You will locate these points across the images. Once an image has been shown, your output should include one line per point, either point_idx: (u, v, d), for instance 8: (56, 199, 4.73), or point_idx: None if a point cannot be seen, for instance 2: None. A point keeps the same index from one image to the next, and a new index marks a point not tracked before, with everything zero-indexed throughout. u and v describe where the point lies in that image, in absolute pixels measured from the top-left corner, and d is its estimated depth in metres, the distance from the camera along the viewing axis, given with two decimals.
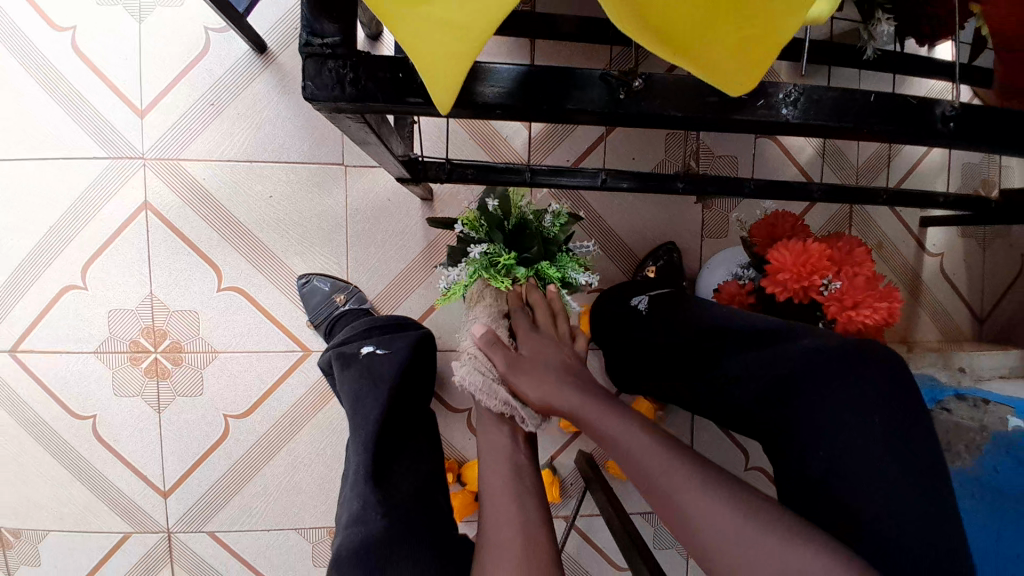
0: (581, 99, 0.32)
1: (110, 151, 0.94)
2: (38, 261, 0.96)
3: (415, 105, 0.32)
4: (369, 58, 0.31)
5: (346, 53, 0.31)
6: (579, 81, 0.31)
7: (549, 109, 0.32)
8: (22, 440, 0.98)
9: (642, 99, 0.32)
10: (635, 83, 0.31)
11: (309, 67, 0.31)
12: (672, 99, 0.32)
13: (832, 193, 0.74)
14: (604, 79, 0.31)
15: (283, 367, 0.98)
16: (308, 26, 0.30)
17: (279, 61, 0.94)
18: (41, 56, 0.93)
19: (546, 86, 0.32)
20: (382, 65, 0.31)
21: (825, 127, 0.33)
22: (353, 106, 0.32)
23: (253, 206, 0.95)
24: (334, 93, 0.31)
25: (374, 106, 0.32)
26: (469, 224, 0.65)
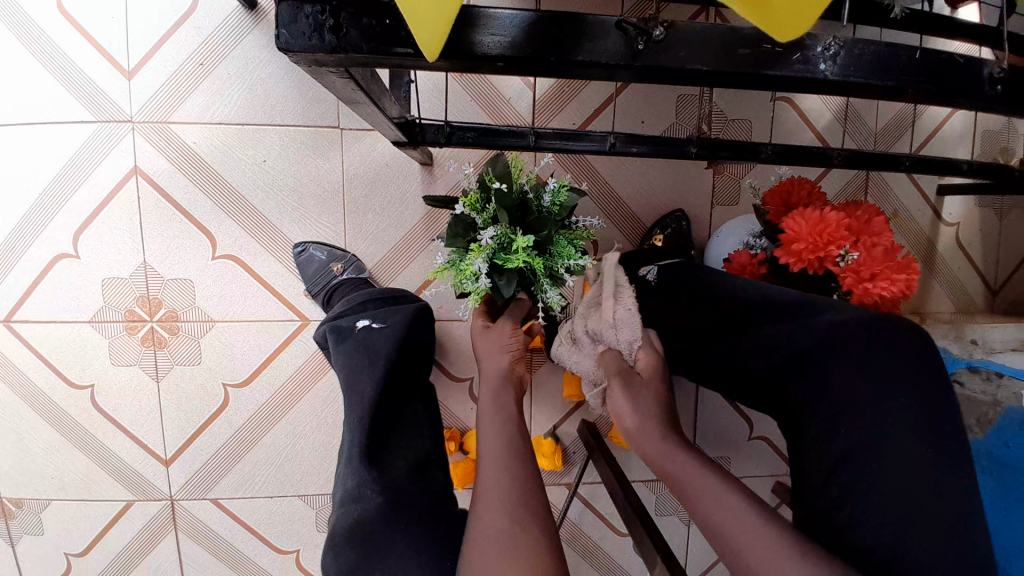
0: (593, 51, 0.28)
1: (96, 114, 0.91)
2: (28, 229, 0.93)
3: (406, 56, 0.28)
4: (355, 0, 0.28)
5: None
6: (592, 30, 0.28)
7: (557, 61, 0.29)
8: (21, 409, 0.98)
9: (661, 52, 0.29)
10: (656, 32, 0.28)
11: (284, 12, 0.27)
12: (692, 51, 0.28)
13: (852, 159, 0.71)
14: (620, 27, 0.28)
15: (282, 337, 0.96)
16: None
17: (271, 16, 0.89)
18: (19, 12, 0.89)
19: (555, 35, 0.28)
20: (367, 10, 0.28)
21: (863, 86, 0.30)
22: (335, 58, 0.29)
23: (247, 171, 0.92)
24: (313, 43, 0.28)
25: (359, 58, 0.29)
26: (469, 206, 0.62)
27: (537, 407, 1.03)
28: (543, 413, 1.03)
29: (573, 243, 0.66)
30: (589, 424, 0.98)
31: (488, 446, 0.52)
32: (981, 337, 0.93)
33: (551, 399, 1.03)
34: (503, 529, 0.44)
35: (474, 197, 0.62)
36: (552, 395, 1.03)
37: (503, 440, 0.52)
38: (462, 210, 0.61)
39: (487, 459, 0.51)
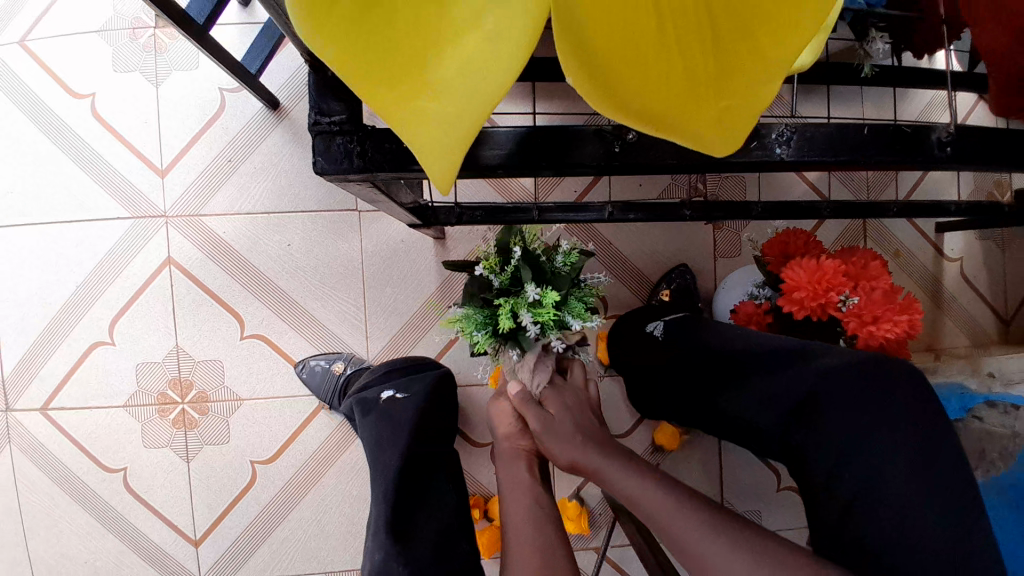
0: (579, 155, 0.33)
1: (132, 211, 0.98)
2: (68, 320, 0.99)
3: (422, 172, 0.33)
4: (375, 132, 0.33)
5: (352, 128, 0.32)
6: (576, 139, 0.33)
7: (548, 165, 0.33)
8: (57, 496, 1.00)
9: (638, 150, 0.33)
10: (628, 136, 0.32)
11: (319, 143, 0.33)
12: (666, 144, 0.33)
13: (841, 210, 0.74)
14: (599, 135, 0.33)
15: (307, 411, 0.99)
16: (317, 106, 0.32)
17: (292, 115, 0.97)
18: (66, 126, 0.98)
19: (546, 144, 0.33)
20: (387, 137, 0.33)
21: (822, 162, 0.34)
22: (362, 175, 0.34)
23: (272, 255, 0.98)
24: (343, 166, 0.33)
25: (382, 175, 0.34)
26: (489, 269, 0.63)
27: (560, 468, 1.04)
28: (566, 474, 1.04)
29: (582, 302, 0.68)
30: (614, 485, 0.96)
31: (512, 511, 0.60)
32: (998, 369, 0.93)
33: None
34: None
35: (494, 261, 0.63)
36: None
37: (523, 507, 0.59)
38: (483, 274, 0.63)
39: (512, 526, 0.58)
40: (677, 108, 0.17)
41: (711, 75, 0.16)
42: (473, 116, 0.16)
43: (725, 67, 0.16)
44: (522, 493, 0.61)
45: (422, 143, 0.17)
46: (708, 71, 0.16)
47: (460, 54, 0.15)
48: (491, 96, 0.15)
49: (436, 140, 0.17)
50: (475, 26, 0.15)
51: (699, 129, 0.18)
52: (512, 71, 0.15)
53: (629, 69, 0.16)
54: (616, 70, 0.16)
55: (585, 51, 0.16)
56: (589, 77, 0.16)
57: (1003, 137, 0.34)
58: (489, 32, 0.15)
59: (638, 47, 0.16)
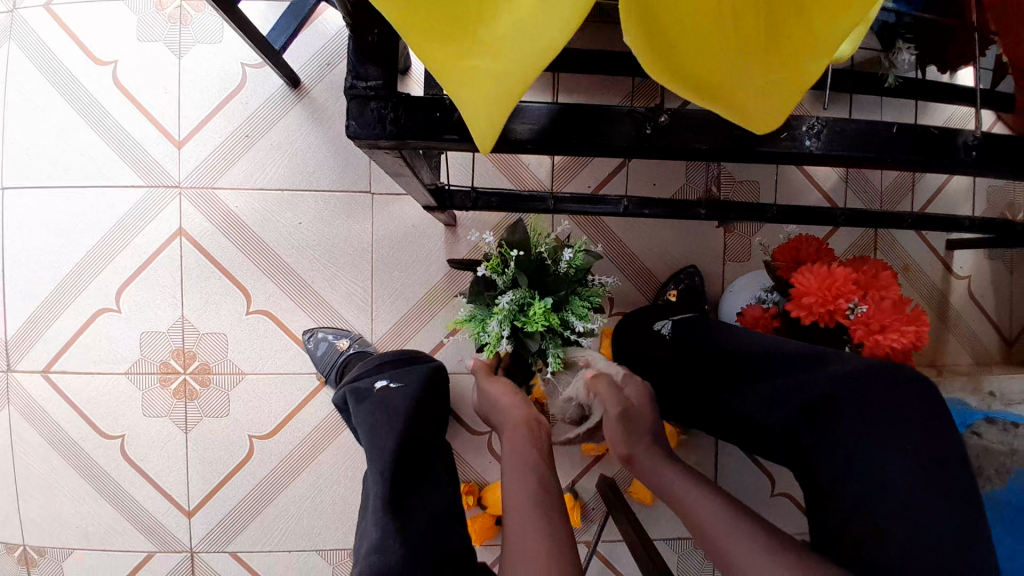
0: (609, 134, 0.33)
1: (146, 179, 0.98)
2: (75, 285, 1.00)
3: (454, 142, 0.33)
4: (409, 99, 0.33)
5: (387, 95, 0.32)
6: (609, 118, 0.32)
7: (579, 143, 0.33)
8: (54, 458, 1.01)
9: (668, 134, 0.33)
10: (660, 118, 0.32)
11: (353, 107, 0.32)
12: (696, 131, 0.33)
13: (855, 218, 0.74)
14: (630, 115, 0.33)
15: (308, 390, 0.99)
16: (353, 71, 0.32)
17: (311, 93, 0.97)
18: (84, 89, 0.98)
19: (577, 121, 0.32)
20: (421, 105, 0.32)
21: (849, 158, 0.33)
22: (393, 143, 0.34)
23: (282, 232, 0.98)
24: (375, 132, 0.33)
25: (413, 144, 0.34)
26: (492, 268, 0.65)
27: (557, 461, 1.04)
28: (562, 469, 1.04)
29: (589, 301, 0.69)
30: (608, 480, 0.97)
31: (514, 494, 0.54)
32: (999, 389, 0.93)
33: (571, 454, 1.04)
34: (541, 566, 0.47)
35: (496, 261, 0.65)
36: (572, 451, 1.04)
37: (525, 491, 0.54)
38: (485, 273, 0.65)
39: (515, 509, 0.53)
40: (727, 76, 0.18)
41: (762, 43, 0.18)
42: (525, 74, 0.16)
43: (775, 35, 0.17)
44: (530, 477, 0.55)
45: (470, 102, 0.17)
46: (760, 44, 0.18)
47: (515, 10, 0.16)
48: (544, 54, 0.16)
49: (485, 95, 0.17)
50: None
51: (748, 101, 0.19)
52: (566, 30, 0.15)
53: (686, 36, 0.18)
54: (677, 38, 0.18)
55: (648, 16, 0.18)
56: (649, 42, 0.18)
57: None
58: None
59: (699, 9, 0.17)
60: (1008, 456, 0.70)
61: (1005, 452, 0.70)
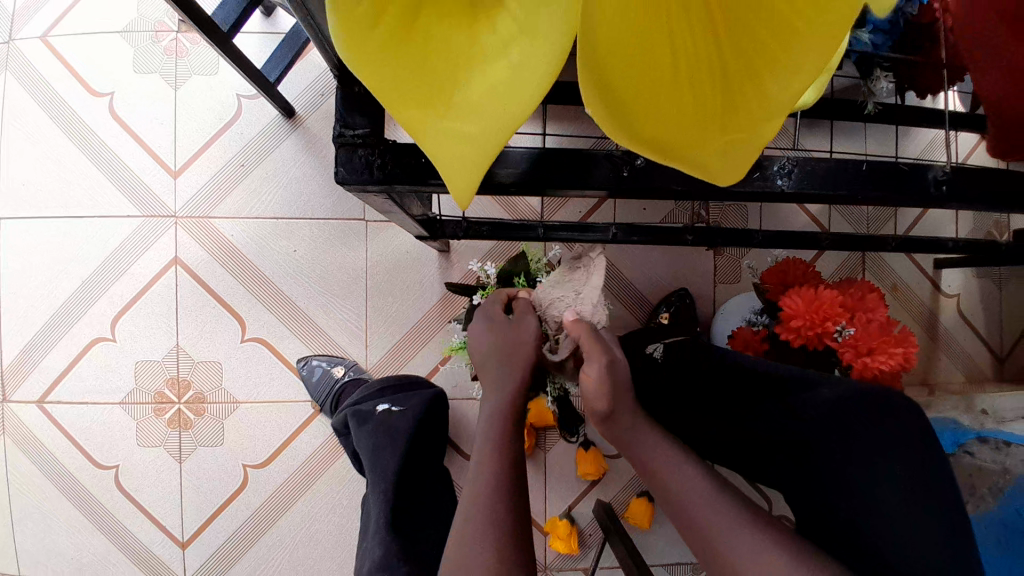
0: (590, 176, 0.34)
1: (142, 210, 0.99)
2: (70, 314, 1.00)
3: (438, 186, 0.34)
4: (396, 146, 0.34)
5: (373, 142, 0.34)
6: (589, 161, 0.34)
7: (562, 185, 0.34)
8: (47, 489, 1.00)
9: (646, 175, 0.34)
10: (637, 161, 0.34)
11: (342, 155, 0.34)
12: (674, 168, 0.34)
13: (840, 242, 0.75)
14: (609, 158, 0.34)
15: (303, 417, 0.99)
16: (342, 119, 0.34)
17: (306, 124, 0.99)
18: (83, 122, 1.00)
19: (558, 165, 0.34)
20: (408, 152, 0.34)
21: (820, 195, 0.35)
22: (380, 187, 0.35)
23: (278, 260, 0.99)
24: (363, 177, 0.34)
25: (400, 187, 0.35)
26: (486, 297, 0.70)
27: (553, 486, 1.04)
28: (558, 493, 1.03)
29: None
30: (604, 504, 0.97)
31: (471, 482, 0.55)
32: (992, 406, 0.94)
33: (567, 477, 1.04)
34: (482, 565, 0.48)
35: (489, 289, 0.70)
36: (567, 475, 1.03)
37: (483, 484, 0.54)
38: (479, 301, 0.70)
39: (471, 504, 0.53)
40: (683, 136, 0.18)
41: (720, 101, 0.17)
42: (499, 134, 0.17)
43: (732, 102, 0.17)
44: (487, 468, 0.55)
45: (449, 162, 0.17)
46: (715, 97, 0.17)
47: (485, 79, 0.17)
48: (517, 116, 0.16)
49: (467, 154, 0.17)
50: (501, 56, 0.16)
51: (708, 155, 0.18)
52: (540, 89, 0.16)
53: (642, 96, 0.17)
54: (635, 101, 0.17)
55: (605, 77, 0.17)
56: (608, 104, 0.17)
57: (999, 177, 0.35)
58: (513, 61, 0.16)
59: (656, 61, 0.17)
60: (1001, 474, 0.70)
61: (998, 471, 0.71)
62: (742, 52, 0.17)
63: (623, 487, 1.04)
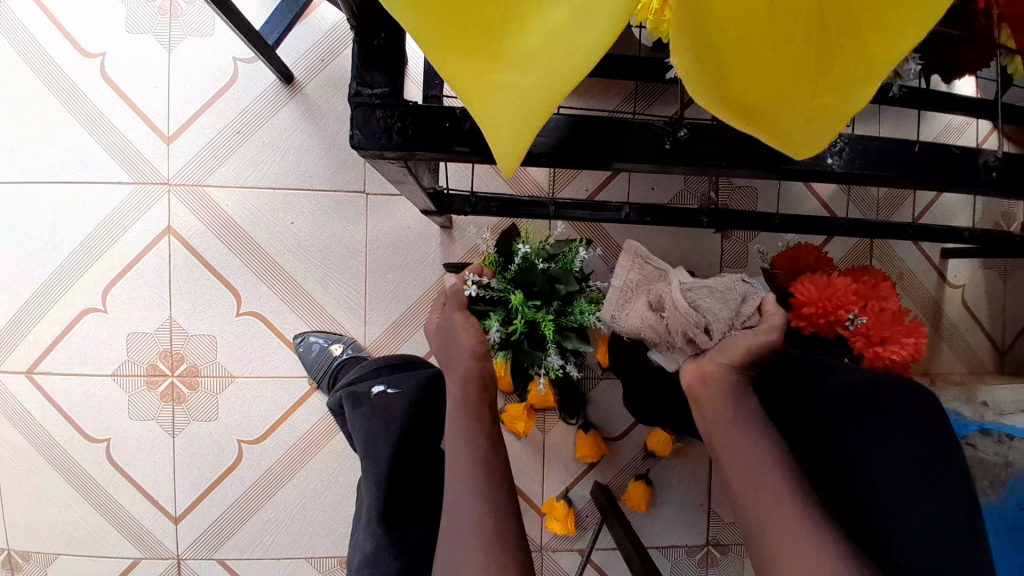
0: (628, 147, 0.32)
1: (135, 177, 0.96)
2: (58, 284, 0.97)
3: (462, 155, 0.32)
4: (416, 108, 0.31)
5: (395, 103, 0.31)
6: (631, 131, 0.32)
7: (597, 157, 0.32)
8: (37, 461, 0.98)
9: (688, 148, 0.32)
10: (680, 133, 0.31)
11: (358, 116, 0.31)
12: (718, 140, 0.32)
13: (858, 228, 0.73)
14: (650, 129, 0.32)
15: (298, 393, 0.97)
16: (358, 78, 0.31)
17: (305, 91, 0.95)
18: (73, 83, 0.95)
19: (596, 134, 0.32)
20: (432, 114, 0.31)
21: (871, 177, 0.33)
22: (399, 153, 0.32)
23: (275, 232, 0.96)
24: (381, 142, 0.31)
25: (420, 154, 0.32)
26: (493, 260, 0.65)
27: (550, 467, 1.03)
28: (556, 475, 1.03)
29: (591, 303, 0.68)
30: (602, 487, 0.96)
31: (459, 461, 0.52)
32: (993, 399, 0.93)
33: (564, 459, 1.03)
34: (483, 547, 0.45)
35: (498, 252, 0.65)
36: (566, 457, 1.03)
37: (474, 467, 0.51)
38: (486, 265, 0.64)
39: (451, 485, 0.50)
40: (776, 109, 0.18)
41: (801, 78, 0.17)
42: (558, 88, 0.15)
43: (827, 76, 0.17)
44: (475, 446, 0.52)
45: (500, 111, 0.16)
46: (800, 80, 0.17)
47: (545, 21, 0.14)
48: (579, 67, 0.15)
49: (518, 107, 0.16)
50: None
51: (792, 123, 0.19)
52: (599, 43, 0.14)
53: (737, 63, 0.17)
54: (727, 69, 0.17)
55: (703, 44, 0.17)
56: (703, 64, 0.18)
57: None
58: (577, 2, 0.14)
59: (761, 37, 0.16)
60: (1004, 468, 0.69)
61: (1001, 463, 0.69)
62: (841, 32, 0.16)
63: (620, 470, 1.03)
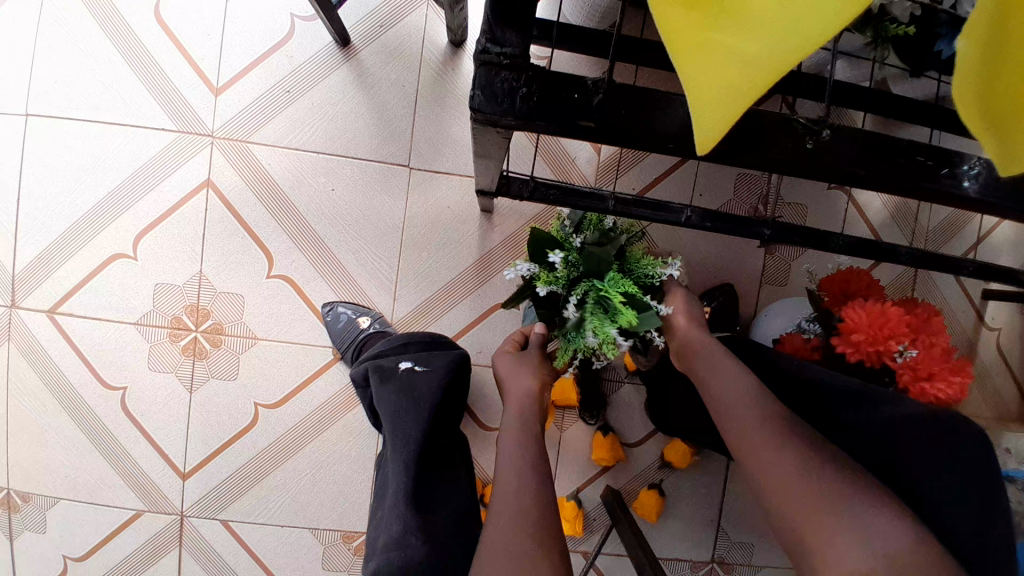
0: (762, 148, 0.30)
1: (180, 126, 0.95)
2: (92, 226, 0.96)
3: (587, 130, 0.31)
4: (544, 72, 0.30)
5: (524, 65, 0.30)
6: (762, 130, 0.30)
7: (722, 153, 0.31)
8: (52, 402, 0.98)
9: (822, 154, 0.30)
10: (823, 134, 0.30)
11: (482, 75, 0.30)
12: (855, 152, 0.30)
13: (918, 259, 0.71)
14: (790, 125, 0.30)
15: (319, 364, 0.96)
16: (489, 32, 0.29)
17: (360, 56, 0.93)
18: (126, 23, 0.94)
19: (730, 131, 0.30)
20: (566, 85, 0.30)
21: (997, 208, 0.31)
22: (517, 120, 0.31)
23: (314, 198, 0.95)
24: (504, 106, 0.30)
25: (541, 124, 0.31)
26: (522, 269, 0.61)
27: (562, 465, 1.01)
28: (569, 474, 1.01)
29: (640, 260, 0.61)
30: (615, 492, 0.95)
31: (505, 478, 0.54)
32: (1015, 447, 0.89)
33: (578, 459, 1.01)
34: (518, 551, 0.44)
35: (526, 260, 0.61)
36: (581, 456, 1.01)
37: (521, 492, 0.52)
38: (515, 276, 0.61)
39: (498, 510, 0.51)
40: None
41: None
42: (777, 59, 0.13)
43: None
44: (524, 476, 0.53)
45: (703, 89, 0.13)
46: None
47: None
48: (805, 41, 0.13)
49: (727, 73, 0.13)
50: None
51: None
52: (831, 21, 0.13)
53: None
54: None
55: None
56: None
57: None
58: None
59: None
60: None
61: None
62: None
63: (634, 476, 1.01)
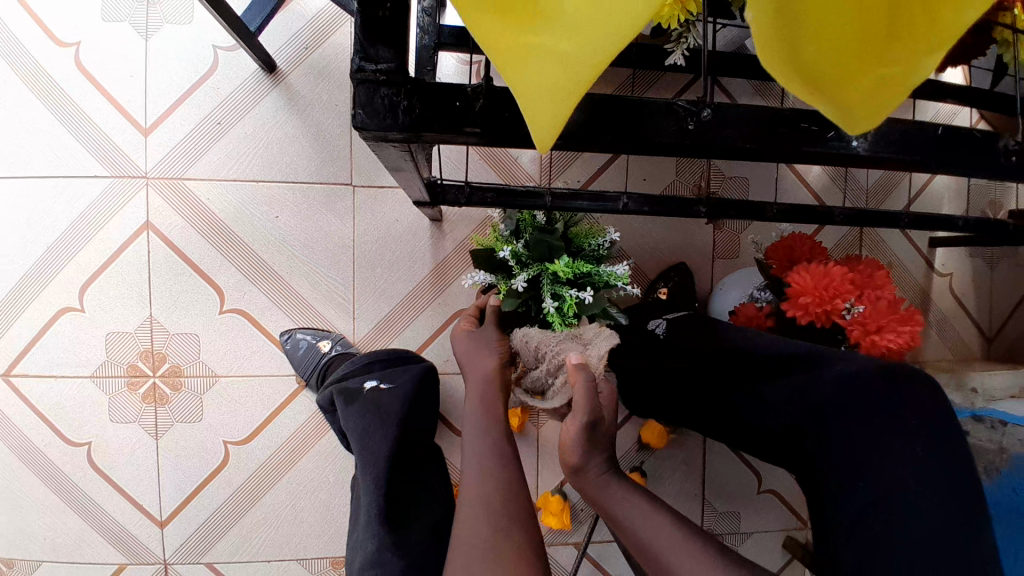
0: (651, 131, 0.31)
1: (112, 171, 0.92)
2: (32, 283, 0.93)
3: (473, 135, 0.32)
4: (422, 85, 0.31)
5: (401, 79, 0.30)
6: (650, 114, 0.31)
7: (613, 138, 0.32)
8: (14, 466, 0.94)
9: (711, 128, 0.31)
10: (704, 113, 0.31)
11: (360, 93, 0.30)
12: (746, 123, 0.31)
13: (853, 217, 0.72)
14: (672, 108, 0.31)
15: (285, 392, 0.95)
16: (361, 52, 0.29)
17: (289, 80, 0.92)
18: (43, 70, 0.91)
19: (616, 117, 0.31)
20: (442, 93, 0.31)
21: (895, 160, 0.32)
22: (404, 135, 0.32)
23: (259, 227, 0.93)
24: (387, 121, 0.31)
25: (427, 134, 0.32)
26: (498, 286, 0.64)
27: (542, 461, 1.02)
28: (550, 469, 1.02)
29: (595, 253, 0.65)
30: None
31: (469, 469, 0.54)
32: (981, 386, 0.93)
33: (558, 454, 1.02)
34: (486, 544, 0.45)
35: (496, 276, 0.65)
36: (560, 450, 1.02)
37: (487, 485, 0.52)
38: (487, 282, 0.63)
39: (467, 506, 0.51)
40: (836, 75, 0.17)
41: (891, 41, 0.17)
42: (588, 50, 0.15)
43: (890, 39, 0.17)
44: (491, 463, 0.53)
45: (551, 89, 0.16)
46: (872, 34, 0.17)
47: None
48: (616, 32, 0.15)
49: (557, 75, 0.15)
50: None
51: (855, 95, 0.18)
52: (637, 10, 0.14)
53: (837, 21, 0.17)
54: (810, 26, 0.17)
55: None
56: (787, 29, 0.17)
57: None
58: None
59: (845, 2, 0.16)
60: (996, 453, 0.66)
61: (991, 449, 0.66)
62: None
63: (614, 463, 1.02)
